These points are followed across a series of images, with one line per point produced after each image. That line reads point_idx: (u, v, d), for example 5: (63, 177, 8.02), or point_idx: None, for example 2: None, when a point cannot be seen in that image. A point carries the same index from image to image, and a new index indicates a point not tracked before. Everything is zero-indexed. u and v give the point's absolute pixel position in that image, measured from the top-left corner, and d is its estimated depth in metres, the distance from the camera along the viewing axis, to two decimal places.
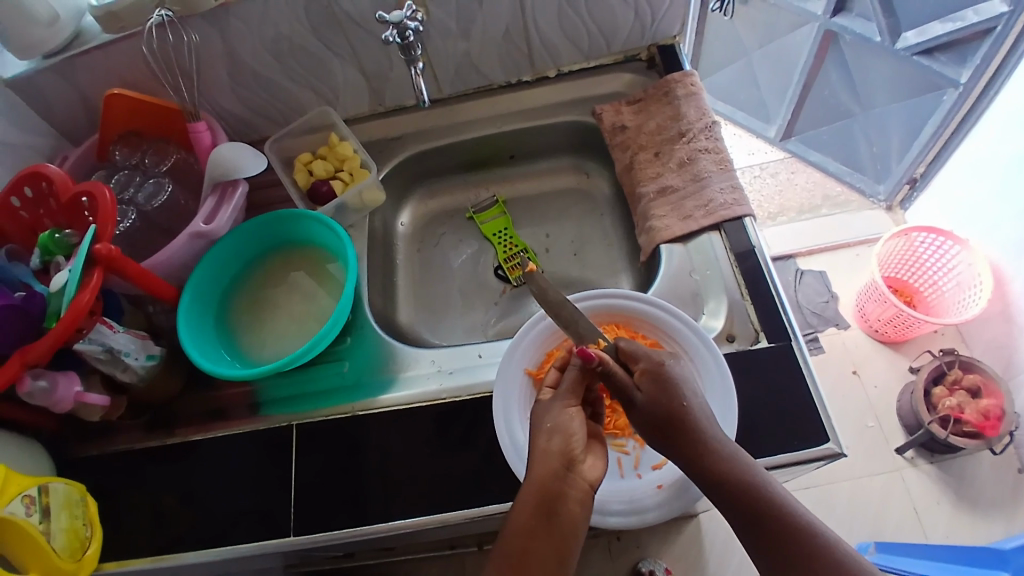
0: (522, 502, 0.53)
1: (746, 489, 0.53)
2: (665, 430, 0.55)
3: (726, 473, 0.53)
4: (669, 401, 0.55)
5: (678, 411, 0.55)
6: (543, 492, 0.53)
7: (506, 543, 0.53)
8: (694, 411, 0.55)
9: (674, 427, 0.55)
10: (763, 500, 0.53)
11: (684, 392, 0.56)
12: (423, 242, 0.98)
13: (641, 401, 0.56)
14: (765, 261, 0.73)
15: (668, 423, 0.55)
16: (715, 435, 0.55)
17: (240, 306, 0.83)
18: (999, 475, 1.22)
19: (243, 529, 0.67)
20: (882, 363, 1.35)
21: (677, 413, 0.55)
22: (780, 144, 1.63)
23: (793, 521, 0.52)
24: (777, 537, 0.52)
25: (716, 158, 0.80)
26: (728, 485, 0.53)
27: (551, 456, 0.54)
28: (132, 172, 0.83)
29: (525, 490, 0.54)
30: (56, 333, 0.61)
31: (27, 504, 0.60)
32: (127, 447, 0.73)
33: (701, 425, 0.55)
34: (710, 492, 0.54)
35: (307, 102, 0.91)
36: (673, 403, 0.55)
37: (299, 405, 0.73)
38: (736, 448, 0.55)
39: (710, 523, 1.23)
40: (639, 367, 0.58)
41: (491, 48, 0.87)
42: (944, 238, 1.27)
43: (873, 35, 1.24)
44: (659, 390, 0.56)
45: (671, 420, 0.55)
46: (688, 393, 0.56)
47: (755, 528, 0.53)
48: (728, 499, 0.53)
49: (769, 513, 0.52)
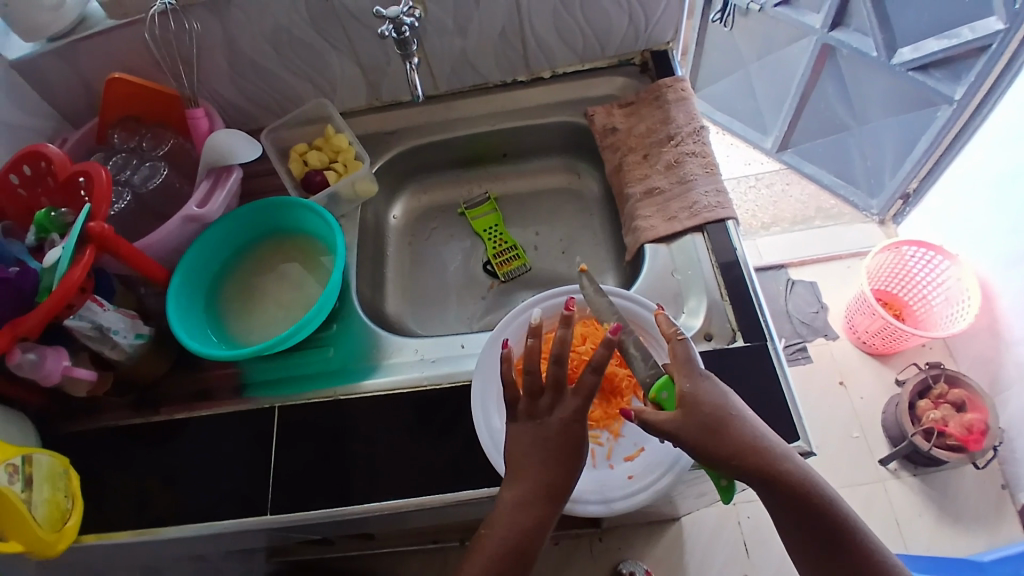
0: (524, 491, 0.54)
1: (814, 505, 0.51)
2: (709, 437, 0.51)
3: (793, 490, 0.51)
4: (706, 413, 0.52)
5: (721, 418, 0.52)
6: (549, 487, 0.54)
7: (507, 526, 0.54)
8: (733, 416, 0.53)
9: (708, 438, 0.51)
10: (829, 516, 0.52)
11: (713, 408, 0.52)
12: (414, 236, 1.00)
13: (670, 428, 0.52)
14: (749, 272, 0.74)
15: (712, 432, 0.51)
16: (756, 439, 0.52)
17: (230, 291, 0.84)
18: (982, 490, 1.23)
19: (221, 508, 0.68)
20: (868, 374, 1.36)
21: (720, 422, 0.52)
22: (776, 155, 1.65)
23: (855, 537, 0.52)
24: (838, 547, 0.52)
25: (702, 162, 0.82)
26: (800, 502, 0.51)
27: (560, 455, 0.55)
28: (130, 155, 0.83)
29: (534, 478, 0.54)
30: (45, 307, 0.62)
31: (10, 472, 0.61)
32: (114, 423, 0.75)
33: (740, 428, 0.52)
34: (763, 492, 0.52)
35: (304, 93, 0.92)
36: (708, 415, 0.52)
37: (283, 388, 0.75)
38: (786, 446, 0.53)
39: (693, 525, 1.24)
40: (679, 386, 0.54)
41: (488, 47, 0.89)
42: (934, 253, 1.29)
43: (869, 50, 1.26)
44: (692, 404, 0.52)
45: (716, 428, 0.52)
46: (725, 404, 0.53)
47: (805, 528, 0.52)
48: (791, 512, 0.52)
49: (819, 511, 0.52)
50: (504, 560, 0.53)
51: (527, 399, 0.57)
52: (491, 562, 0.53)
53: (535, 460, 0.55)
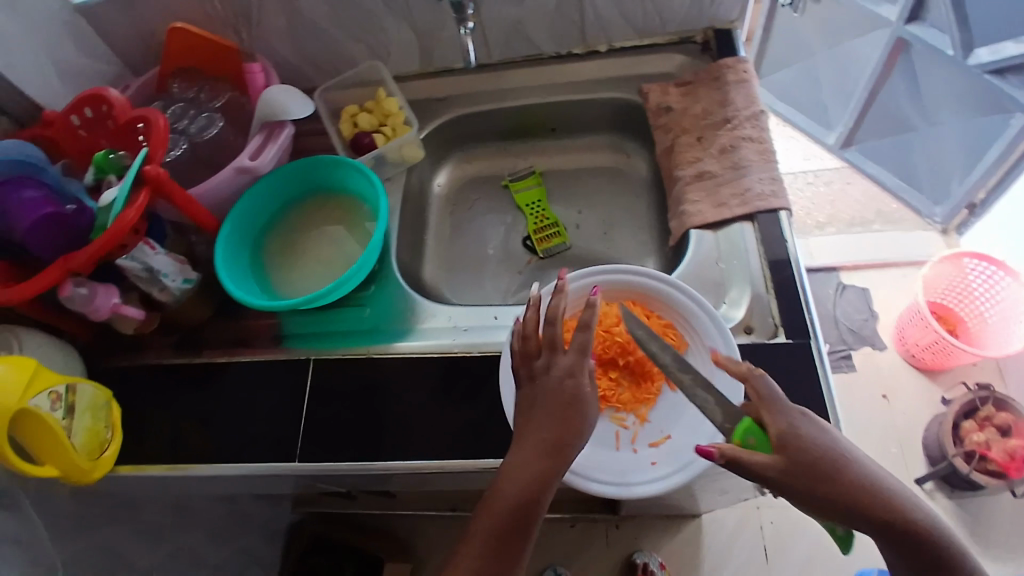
0: (527, 446, 0.53)
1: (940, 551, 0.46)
2: (820, 487, 0.46)
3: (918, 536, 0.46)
4: (813, 458, 0.47)
5: (830, 462, 0.47)
6: (561, 436, 0.53)
7: (512, 484, 0.52)
8: (841, 456, 0.47)
9: (816, 479, 0.46)
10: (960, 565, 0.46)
11: (818, 450, 0.47)
12: (457, 206, 1.00)
13: (776, 476, 0.46)
14: (800, 273, 0.71)
15: (824, 480, 0.46)
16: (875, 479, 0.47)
17: (274, 246, 0.86)
18: (1020, 520, 1.18)
19: (252, 451, 0.70)
20: (913, 387, 1.31)
21: (831, 466, 0.47)
22: (838, 152, 1.58)
23: None
24: None
25: (758, 148, 0.79)
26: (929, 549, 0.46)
27: (561, 409, 0.54)
28: (188, 105, 0.85)
29: (537, 431, 0.53)
30: (99, 244, 0.64)
31: (53, 399, 0.64)
32: (157, 362, 0.78)
33: (856, 471, 0.47)
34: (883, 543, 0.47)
35: (358, 55, 0.93)
36: (814, 457, 0.47)
37: (319, 342, 0.77)
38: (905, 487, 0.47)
39: (711, 524, 1.23)
40: (770, 427, 0.49)
41: (544, 18, 0.87)
42: (996, 268, 1.22)
43: (945, 48, 1.20)
44: (798, 449, 0.47)
45: (822, 469, 0.46)
46: (829, 443, 0.48)
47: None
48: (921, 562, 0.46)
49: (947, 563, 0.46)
50: (512, 518, 0.51)
51: (526, 362, 0.58)
52: (501, 518, 0.51)
53: (541, 414, 0.54)
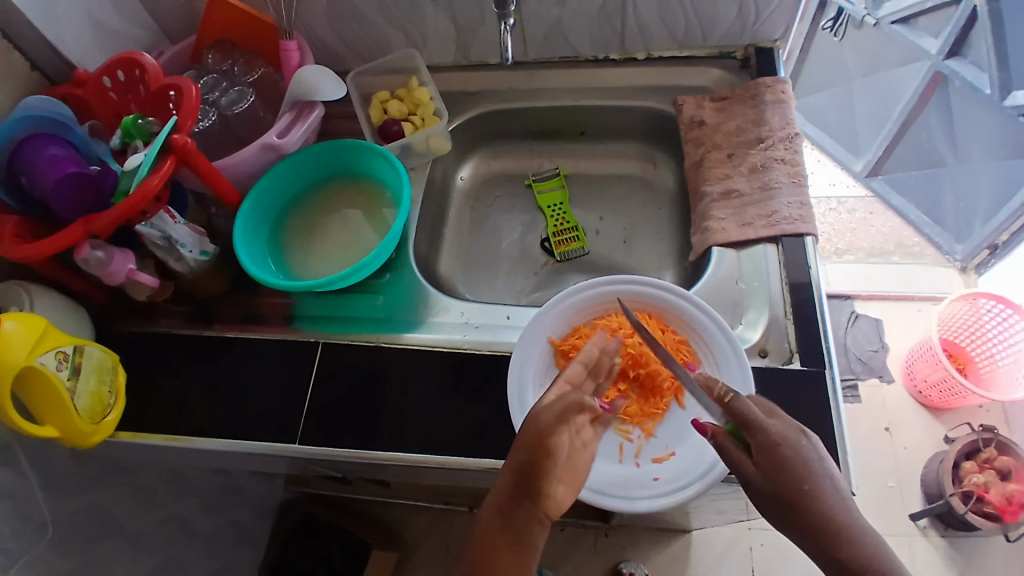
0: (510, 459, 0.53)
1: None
2: (783, 511, 0.46)
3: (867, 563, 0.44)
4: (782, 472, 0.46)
5: (800, 487, 0.46)
6: (517, 476, 0.51)
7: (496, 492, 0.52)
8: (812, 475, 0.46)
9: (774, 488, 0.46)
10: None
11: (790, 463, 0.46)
12: (478, 201, 0.99)
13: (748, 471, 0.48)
14: (820, 298, 0.70)
15: (788, 506, 0.46)
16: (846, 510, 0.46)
17: (293, 226, 0.86)
18: (1012, 566, 1.17)
19: (252, 429, 0.70)
20: (917, 424, 1.30)
21: (798, 491, 0.45)
22: (864, 180, 1.57)
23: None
24: None
25: (789, 170, 0.78)
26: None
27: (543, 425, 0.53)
28: (221, 77, 0.85)
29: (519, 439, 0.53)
30: (121, 210, 0.64)
31: (60, 359, 0.63)
32: (167, 330, 0.78)
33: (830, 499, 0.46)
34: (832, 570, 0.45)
35: (395, 42, 0.92)
36: (781, 468, 0.46)
37: (329, 325, 0.76)
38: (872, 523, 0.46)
39: (701, 542, 1.22)
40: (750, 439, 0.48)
41: (586, 20, 0.86)
42: (1012, 311, 1.20)
43: (983, 86, 1.19)
44: (771, 463, 0.47)
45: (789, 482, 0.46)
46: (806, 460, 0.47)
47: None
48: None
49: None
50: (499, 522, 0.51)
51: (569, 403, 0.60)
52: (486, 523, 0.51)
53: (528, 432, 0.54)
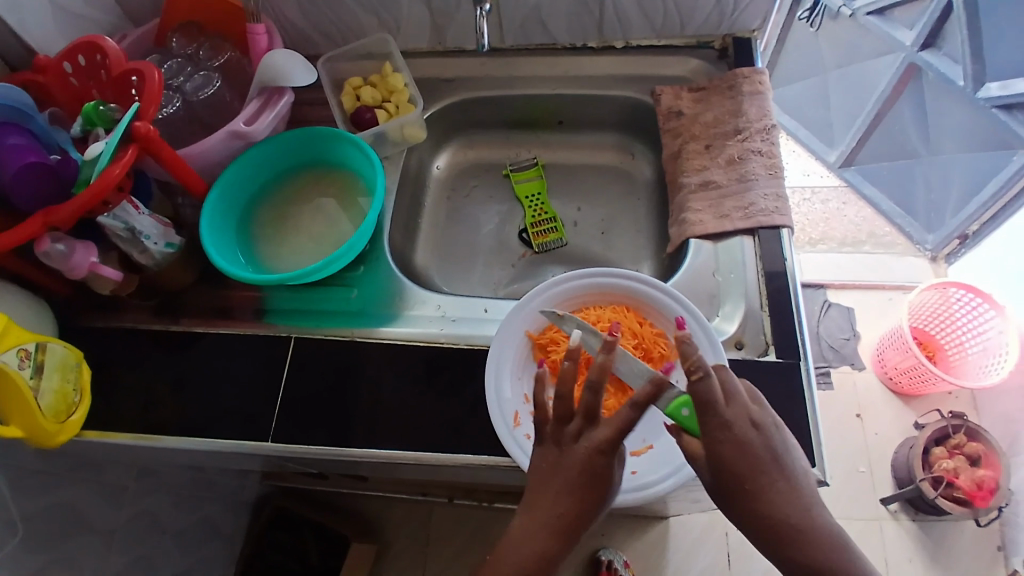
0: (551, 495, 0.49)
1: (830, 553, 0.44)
2: (730, 492, 0.47)
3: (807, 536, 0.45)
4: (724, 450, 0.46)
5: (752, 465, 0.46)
6: (568, 529, 0.48)
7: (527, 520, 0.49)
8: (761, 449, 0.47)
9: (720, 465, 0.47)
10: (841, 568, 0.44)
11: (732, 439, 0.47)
12: (454, 191, 0.98)
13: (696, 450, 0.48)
14: (795, 289, 0.71)
15: (734, 490, 0.46)
16: (794, 493, 0.46)
17: (265, 217, 0.83)
18: (978, 546, 1.20)
19: (224, 426, 0.68)
20: (888, 410, 1.32)
21: (744, 467, 0.46)
22: (837, 171, 1.58)
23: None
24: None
25: (767, 162, 0.78)
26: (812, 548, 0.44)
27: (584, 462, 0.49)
28: (186, 61, 0.82)
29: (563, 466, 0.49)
30: (83, 198, 0.61)
31: (21, 357, 0.61)
32: (133, 325, 0.75)
33: (778, 482, 0.46)
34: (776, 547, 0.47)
35: (368, 26, 0.90)
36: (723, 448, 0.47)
37: (301, 320, 0.74)
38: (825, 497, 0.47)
39: (679, 528, 1.23)
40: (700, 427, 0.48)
41: (564, 8, 0.85)
42: (981, 300, 1.22)
43: (956, 78, 1.20)
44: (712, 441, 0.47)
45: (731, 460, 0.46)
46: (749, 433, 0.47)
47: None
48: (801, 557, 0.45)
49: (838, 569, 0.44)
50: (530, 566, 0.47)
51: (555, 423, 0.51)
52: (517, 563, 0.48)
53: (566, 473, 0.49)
